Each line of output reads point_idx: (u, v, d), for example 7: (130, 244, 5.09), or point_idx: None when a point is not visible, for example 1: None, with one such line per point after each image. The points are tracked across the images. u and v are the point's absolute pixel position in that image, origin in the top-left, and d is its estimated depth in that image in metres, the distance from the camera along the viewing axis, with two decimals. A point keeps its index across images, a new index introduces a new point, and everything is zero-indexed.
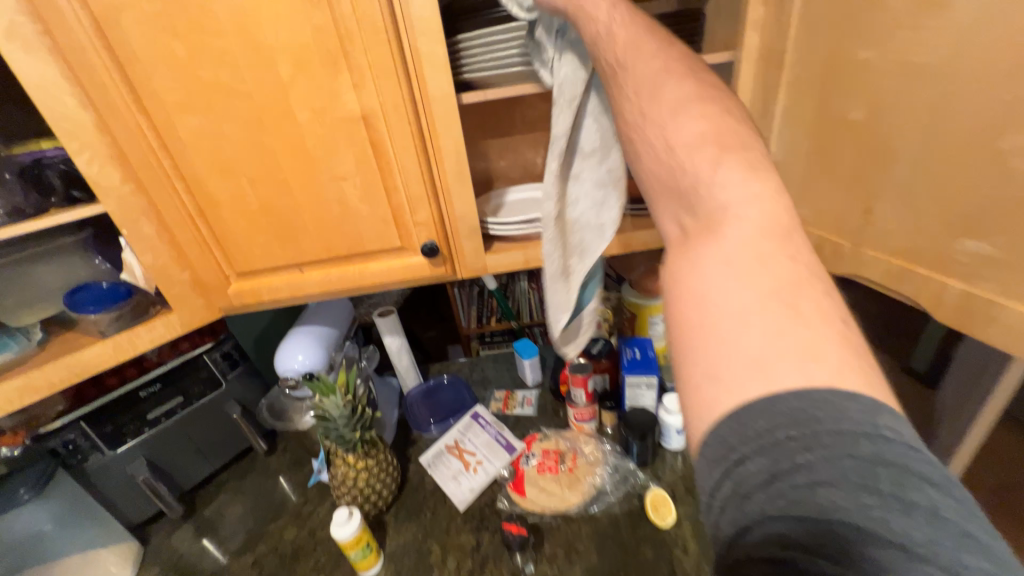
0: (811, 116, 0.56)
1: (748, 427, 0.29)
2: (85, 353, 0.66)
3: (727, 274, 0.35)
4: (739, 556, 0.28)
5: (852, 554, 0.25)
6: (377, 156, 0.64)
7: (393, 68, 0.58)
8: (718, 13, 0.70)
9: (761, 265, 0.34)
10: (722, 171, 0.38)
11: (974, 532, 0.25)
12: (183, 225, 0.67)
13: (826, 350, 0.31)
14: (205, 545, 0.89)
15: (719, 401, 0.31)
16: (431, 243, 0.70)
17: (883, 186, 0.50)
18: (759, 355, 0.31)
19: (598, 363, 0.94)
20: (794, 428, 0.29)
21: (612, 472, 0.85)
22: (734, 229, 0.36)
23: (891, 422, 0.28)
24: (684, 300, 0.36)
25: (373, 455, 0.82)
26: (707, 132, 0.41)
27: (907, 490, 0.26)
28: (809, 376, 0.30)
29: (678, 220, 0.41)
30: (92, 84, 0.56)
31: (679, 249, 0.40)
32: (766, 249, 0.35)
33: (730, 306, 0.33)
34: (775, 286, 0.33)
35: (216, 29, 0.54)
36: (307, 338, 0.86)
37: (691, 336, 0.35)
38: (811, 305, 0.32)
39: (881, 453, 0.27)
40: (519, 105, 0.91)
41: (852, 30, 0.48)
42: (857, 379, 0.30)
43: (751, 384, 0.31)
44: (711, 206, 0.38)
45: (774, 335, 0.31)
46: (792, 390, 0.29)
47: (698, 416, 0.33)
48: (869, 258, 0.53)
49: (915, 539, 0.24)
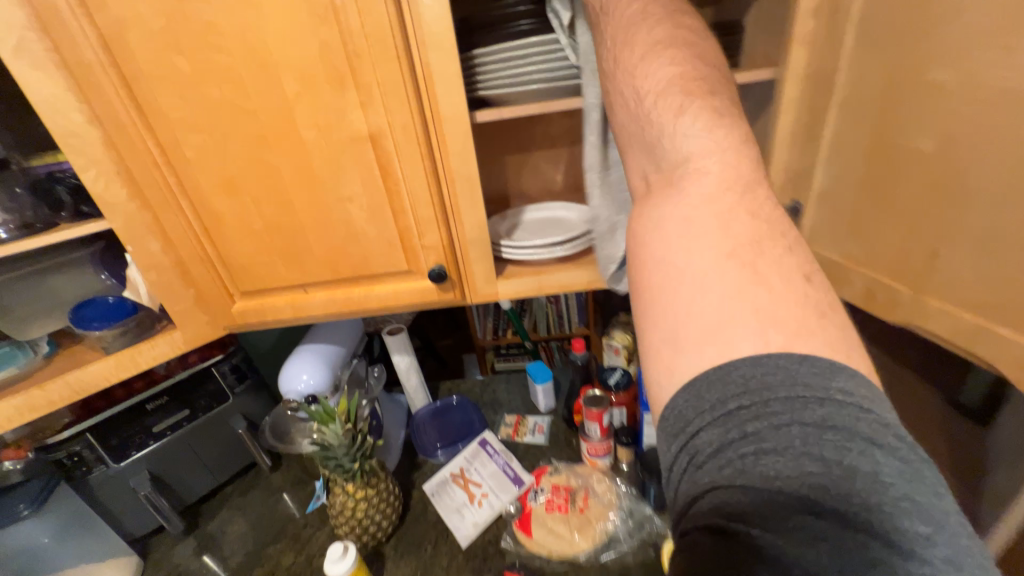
0: (866, 143, 0.50)
1: (701, 394, 0.29)
2: (86, 370, 0.65)
3: (688, 241, 0.33)
4: (688, 525, 0.28)
5: (792, 520, 0.25)
6: (385, 177, 0.61)
7: (404, 86, 0.55)
8: (759, 25, 0.64)
9: (722, 224, 0.33)
10: (688, 123, 0.36)
11: (917, 495, 0.25)
12: (188, 243, 0.66)
13: (781, 314, 0.30)
14: (204, 562, 0.88)
15: (679, 365, 0.31)
16: (439, 268, 0.67)
17: (955, 228, 0.43)
18: (716, 316, 0.30)
19: (616, 395, 0.88)
20: (745, 396, 0.28)
21: (627, 517, 0.79)
22: (700, 184, 0.35)
23: (846, 385, 0.27)
24: (648, 261, 0.35)
25: (373, 485, 0.78)
26: (678, 75, 0.38)
27: (851, 456, 0.25)
28: (766, 340, 0.29)
29: (645, 174, 0.40)
30: (98, 101, 0.55)
31: (644, 205, 0.38)
32: (727, 208, 0.33)
33: (689, 266, 0.33)
34: (736, 246, 0.32)
35: (221, 45, 0.52)
36: (312, 357, 0.84)
37: (653, 299, 0.34)
38: (772, 264, 0.31)
39: (828, 418, 0.26)
40: (539, 120, 0.87)
41: (920, 49, 0.42)
42: (814, 338, 0.29)
43: (707, 351, 0.30)
44: (675, 159, 0.37)
45: (730, 295, 0.30)
46: (746, 355, 0.29)
47: (656, 383, 0.32)
48: (933, 309, 0.47)
49: (857, 504, 0.24)
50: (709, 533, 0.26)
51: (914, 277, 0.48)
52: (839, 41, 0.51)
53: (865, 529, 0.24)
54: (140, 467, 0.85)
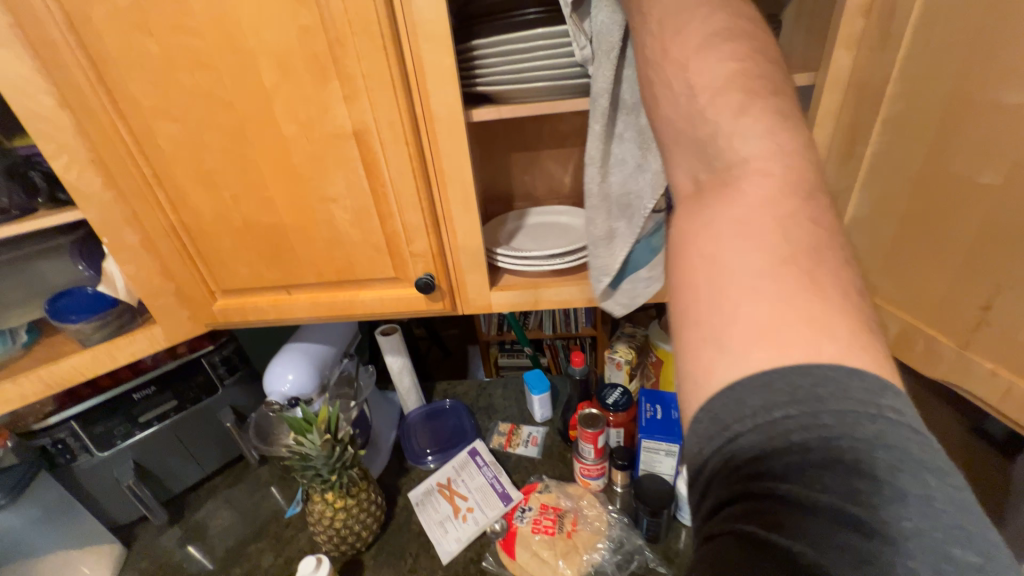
0: (916, 169, 0.43)
1: (740, 401, 0.25)
2: (63, 363, 0.63)
3: (740, 235, 0.29)
4: (711, 532, 0.25)
5: (833, 539, 0.22)
6: (371, 178, 0.56)
7: (391, 81, 0.49)
8: (800, 22, 0.56)
9: (779, 220, 0.29)
10: (746, 114, 0.31)
11: (970, 526, 0.21)
12: (166, 236, 0.62)
13: (836, 323, 0.26)
14: (187, 553, 0.87)
15: (718, 370, 0.27)
16: (427, 277, 0.62)
17: (1015, 280, 0.37)
18: (771, 326, 0.26)
19: (614, 416, 0.83)
20: (793, 405, 0.25)
21: (617, 547, 0.75)
22: (755, 187, 0.30)
23: (898, 402, 0.24)
24: (689, 255, 0.31)
25: (354, 494, 0.75)
26: (738, 69, 0.32)
27: (904, 478, 0.22)
28: (819, 351, 0.25)
29: (691, 173, 0.34)
30: (66, 85, 0.51)
31: (688, 200, 0.34)
32: (786, 203, 0.29)
33: (742, 269, 0.28)
34: (793, 245, 0.28)
35: (194, 28, 0.48)
36: (299, 358, 0.81)
37: (691, 297, 0.30)
38: (830, 268, 0.28)
39: (883, 436, 0.23)
40: (548, 117, 0.80)
41: (992, 64, 0.35)
42: (869, 357, 0.26)
43: (753, 354, 0.26)
44: (730, 159, 0.31)
45: (790, 304, 0.26)
46: (798, 366, 0.25)
47: (688, 381, 0.28)
48: (979, 369, 0.41)
49: (907, 531, 0.21)
50: (737, 542, 0.24)
51: (961, 330, 0.42)
52: (893, 47, 0.43)
53: (918, 557, 0.21)
54: (125, 456, 0.84)
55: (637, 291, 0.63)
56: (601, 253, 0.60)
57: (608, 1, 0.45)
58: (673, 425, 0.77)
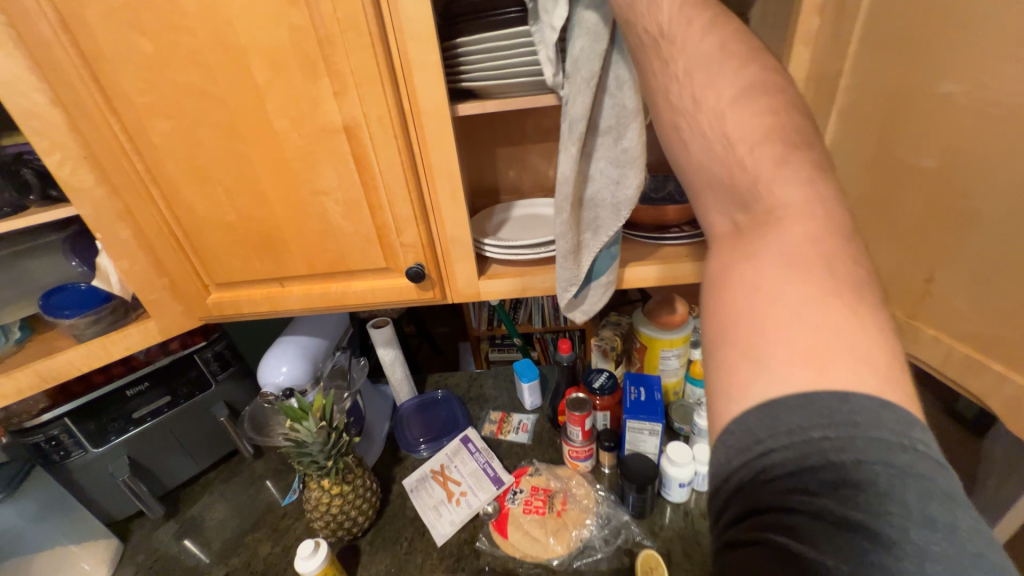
0: (867, 156, 0.47)
1: (777, 419, 0.29)
2: (57, 358, 0.64)
3: (783, 272, 0.33)
4: (740, 537, 0.28)
5: (861, 553, 0.24)
6: (361, 171, 0.58)
7: (379, 77, 0.52)
8: (765, 19, 0.60)
9: (823, 262, 0.32)
10: (782, 165, 0.35)
11: (993, 555, 0.24)
12: (160, 231, 0.63)
13: (874, 355, 0.29)
14: (184, 547, 0.88)
15: (756, 384, 0.30)
16: (417, 267, 0.64)
17: (953, 254, 0.41)
18: (810, 350, 0.30)
19: (599, 400, 0.86)
20: (830, 428, 0.27)
21: (604, 523, 0.78)
22: (791, 230, 0.34)
23: (926, 436, 0.27)
24: (732, 286, 0.35)
25: (350, 481, 0.78)
26: (768, 118, 0.37)
27: (931, 504, 0.25)
28: (860, 378, 0.28)
29: (729, 215, 0.38)
30: (59, 83, 0.52)
31: (731, 240, 0.37)
32: (828, 249, 0.33)
33: (784, 299, 0.32)
34: (834, 286, 0.31)
35: (186, 27, 0.49)
36: (292, 350, 0.82)
37: (734, 322, 0.33)
38: (870, 310, 0.31)
39: (913, 465, 0.26)
40: (532, 112, 0.83)
41: (928, 58, 0.39)
42: (902, 391, 0.28)
43: (794, 374, 0.29)
44: (767, 200, 0.36)
45: (829, 335, 0.30)
46: (840, 389, 0.28)
47: (726, 397, 0.32)
48: (927, 337, 0.45)
49: (934, 553, 0.23)
50: (766, 548, 0.27)
51: (911, 302, 0.46)
52: (845, 44, 0.47)
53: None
54: (120, 452, 0.85)
55: (592, 296, 0.68)
56: (567, 266, 0.64)
57: (586, 30, 0.49)
58: (655, 406, 0.80)
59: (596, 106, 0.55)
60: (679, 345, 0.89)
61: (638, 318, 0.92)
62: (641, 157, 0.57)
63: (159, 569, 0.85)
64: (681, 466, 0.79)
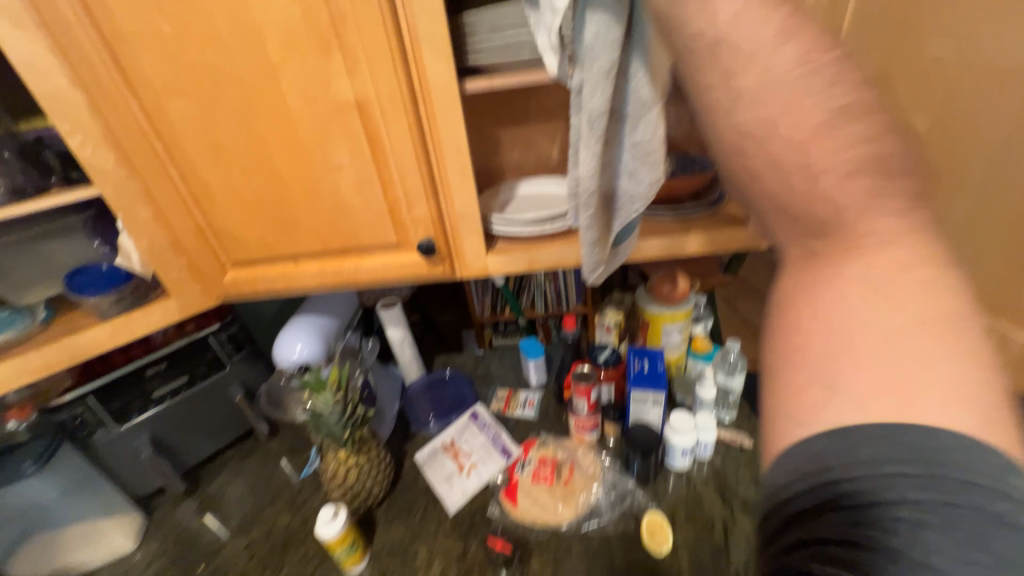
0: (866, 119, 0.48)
1: (851, 448, 0.27)
2: (84, 335, 0.67)
3: (863, 299, 0.31)
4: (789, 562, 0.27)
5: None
6: (372, 147, 0.60)
7: (389, 54, 0.54)
8: None
9: (914, 290, 0.30)
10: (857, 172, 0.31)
11: None
12: (178, 211, 0.65)
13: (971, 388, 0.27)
14: (205, 521, 0.90)
15: (825, 411, 0.29)
16: (427, 242, 0.67)
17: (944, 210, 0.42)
18: (897, 380, 0.28)
19: (605, 372, 0.89)
20: (910, 463, 0.26)
21: (610, 489, 0.81)
22: (872, 239, 0.32)
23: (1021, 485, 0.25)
24: (806, 310, 0.33)
25: (364, 452, 0.81)
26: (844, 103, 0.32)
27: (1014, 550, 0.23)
28: (952, 415, 0.27)
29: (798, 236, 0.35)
30: (81, 65, 0.54)
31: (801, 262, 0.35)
32: (919, 274, 0.31)
33: (868, 325, 0.30)
34: (925, 315, 0.29)
35: (203, 8, 0.51)
36: (305, 329, 0.85)
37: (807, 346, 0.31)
38: (968, 342, 0.29)
39: (997, 508, 0.24)
40: (535, 92, 0.84)
41: None
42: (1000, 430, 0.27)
43: (869, 402, 0.28)
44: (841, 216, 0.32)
45: (908, 367, 0.28)
46: (931, 424, 0.26)
47: (790, 419, 0.30)
48: None
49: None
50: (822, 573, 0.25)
51: None
52: None
53: None
54: (142, 430, 0.87)
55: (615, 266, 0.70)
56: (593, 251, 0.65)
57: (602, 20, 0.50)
58: (658, 376, 0.83)
59: (617, 94, 0.56)
60: (680, 320, 0.92)
61: (642, 294, 0.94)
62: (659, 149, 0.58)
63: (181, 542, 0.88)
64: (684, 434, 0.82)
